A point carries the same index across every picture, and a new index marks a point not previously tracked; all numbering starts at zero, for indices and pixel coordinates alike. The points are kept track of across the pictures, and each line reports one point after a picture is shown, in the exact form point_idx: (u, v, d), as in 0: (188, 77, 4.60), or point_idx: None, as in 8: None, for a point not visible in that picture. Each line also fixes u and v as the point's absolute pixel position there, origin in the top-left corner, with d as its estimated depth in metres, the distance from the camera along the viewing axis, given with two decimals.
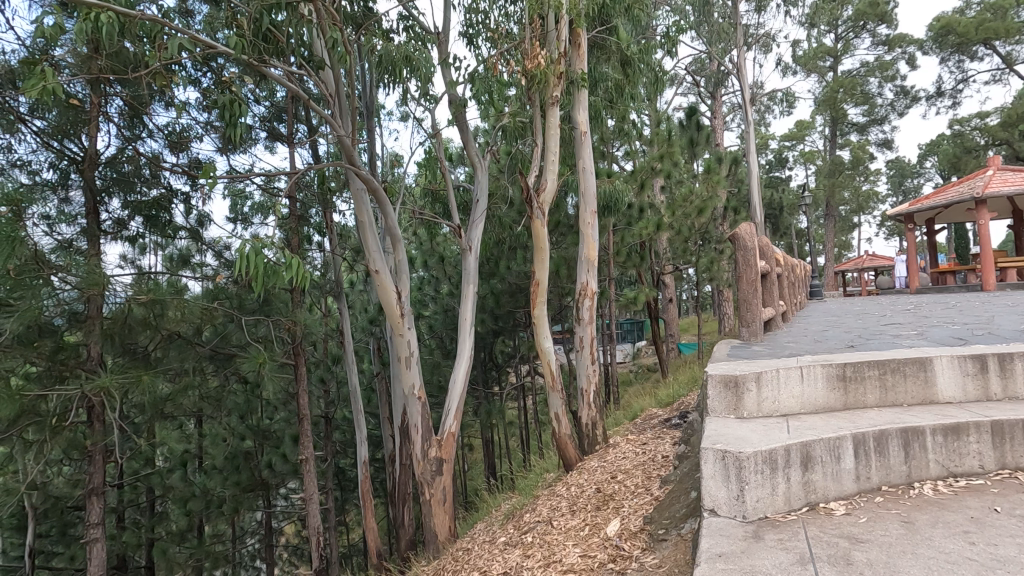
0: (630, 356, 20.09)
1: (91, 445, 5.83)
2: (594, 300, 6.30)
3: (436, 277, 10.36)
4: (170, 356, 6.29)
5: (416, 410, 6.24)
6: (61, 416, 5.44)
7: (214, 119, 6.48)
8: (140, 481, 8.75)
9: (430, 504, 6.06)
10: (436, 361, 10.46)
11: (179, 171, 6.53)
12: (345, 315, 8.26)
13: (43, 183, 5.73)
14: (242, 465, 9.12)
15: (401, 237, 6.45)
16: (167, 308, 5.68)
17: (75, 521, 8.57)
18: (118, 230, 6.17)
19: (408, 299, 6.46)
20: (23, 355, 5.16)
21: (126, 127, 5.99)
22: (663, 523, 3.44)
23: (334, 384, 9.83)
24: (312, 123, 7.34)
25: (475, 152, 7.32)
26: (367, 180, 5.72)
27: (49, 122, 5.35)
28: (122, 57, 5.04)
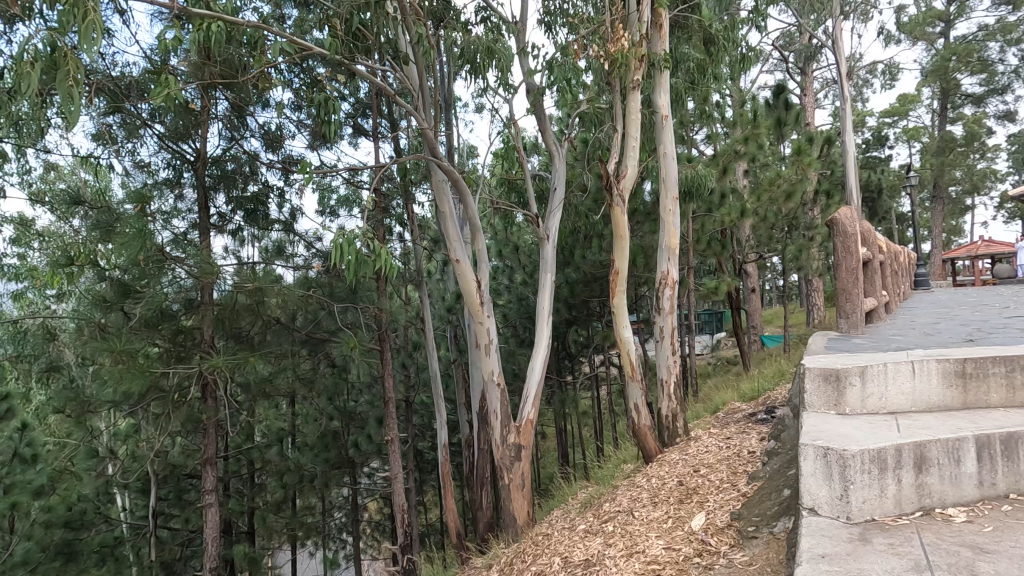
0: (709, 348, 19.41)
1: (205, 419, 6.43)
2: (675, 290, 6.13)
3: (511, 266, 10.47)
4: (270, 339, 6.73)
5: (496, 397, 6.34)
6: (182, 392, 6.06)
7: (306, 118, 6.86)
8: (242, 454, 9.53)
9: (509, 488, 6.18)
10: (511, 349, 10.58)
11: (275, 167, 6.97)
12: (426, 303, 8.52)
13: (161, 181, 6.32)
14: (331, 444, 9.71)
15: (481, 226, 6.53)
16: (268, 295, 6.13)
17: (189, 488, 9.49)
18: (223, 223, 6.70)
19: (488, 288, 6.54)
20: (148, 337, 5.78)
21: (231, 127, 6.48)
22: (753, 520, 3.31)
23: (414, 369, 10.21)
24: (396, 117, 7.63)
25: (553, 140, 7.28)
26: (449, 171, 5.86)
27: (168, 126, 5.88)
28: (231, 63, 5.45)
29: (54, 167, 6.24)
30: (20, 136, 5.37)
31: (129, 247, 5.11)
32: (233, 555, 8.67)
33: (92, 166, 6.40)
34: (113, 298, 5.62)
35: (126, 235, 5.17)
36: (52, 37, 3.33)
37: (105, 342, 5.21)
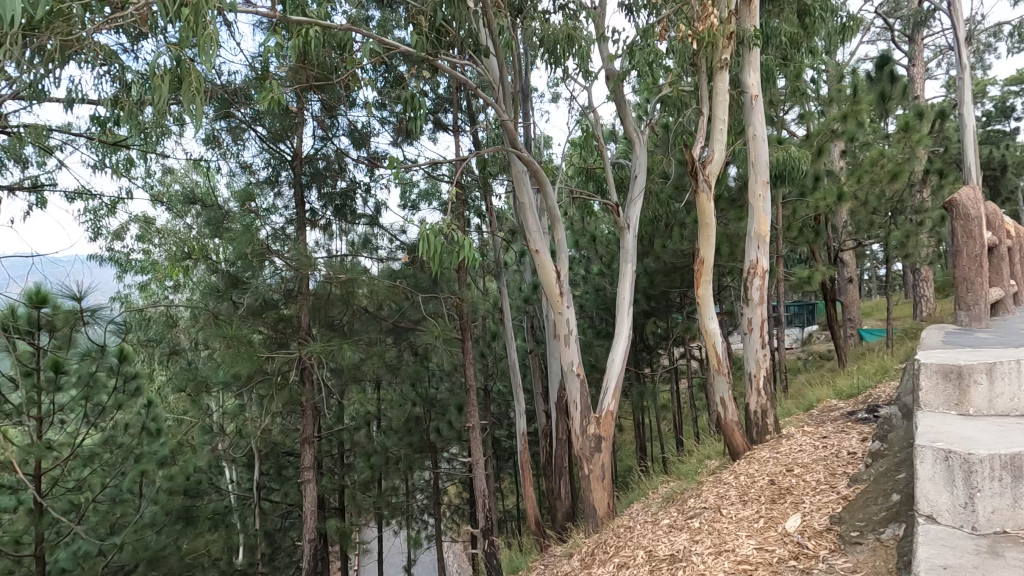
0: (799, 341, 18.27)
1: (303, 401, 6.90)
2: (765, 280, 5.81)
3: (588, 256, 10.36)
4: (360, 327, 7.10)
5: (576, 388, 6.31)
6: (283, 375, 6.54)
7: (390, 114, 7.11)
8: (334, 435, 10.15)
9: (589, 479, 6.16)
10: (589, 340, 10.49)
11: (362, 163, 7.30)
12: (504, 293, 8.62)
13: (261, 181, 6.82)
14: (414, 429, 10.10)
15: (561, 216, 6.51)
16: (360, 286, 6.46)
17: (288, 464, 10.24)
18: (316, 218, 7.12)
19: (568, 279, 6.51)
20: (254, 324, 6.28)
21: (323, 127, 6.86)
22: (857, 525, 3.10)
23: (492, 358, 10.39)
24: (475, 111, 7.76)
25: (633, 126, 7.10)
26: (528, 161, 5.88)
27: (268, 129, 6.32)
28: (325, 66, 5.77)
29: (172, 171, 6.90)
30: (145, 143, 5.99)
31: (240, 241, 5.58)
32: (326, 529, 9.27)
33: (202, 169, 7.00)
34: (224, 288, 6.21)
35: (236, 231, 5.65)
36: (177, 52, 3.67)
37: (218, 329, 5.73)
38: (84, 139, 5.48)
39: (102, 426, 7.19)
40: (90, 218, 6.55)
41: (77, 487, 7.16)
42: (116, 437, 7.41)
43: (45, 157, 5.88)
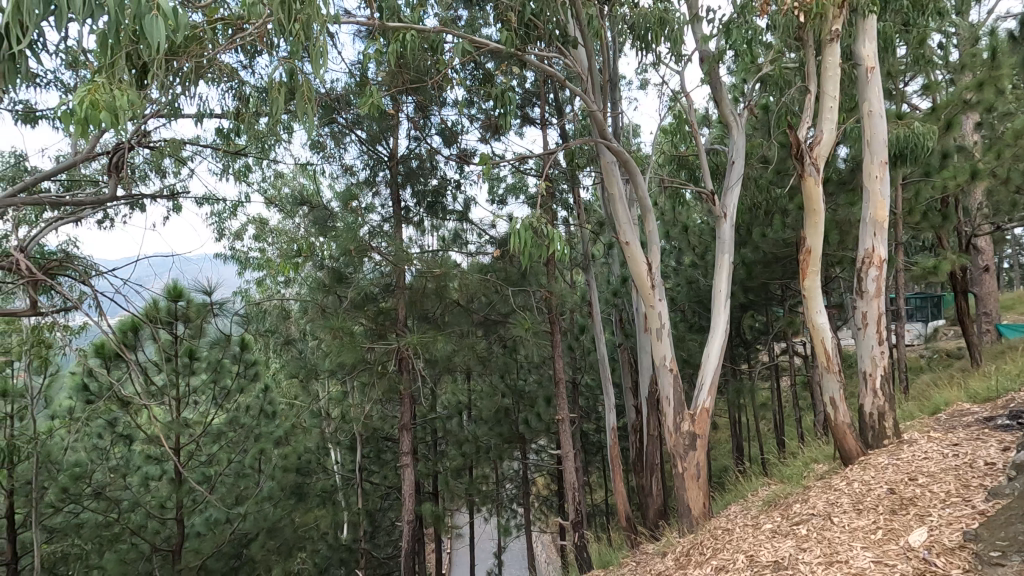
0: (922, 337, 16.49)
1: (401, 389, 7.26)
2: (883, 270, 5.31)
3: (680, 247, 9.99)
4: (453, 319, 7.34)
5: (669, 383, 6.13)
6: (383, 364, 6.93)
7: (479, 111, 7.26)
8: (428, 422, 10.60)
9: (682, 477, 5.98)
10: (681, 334, 10.13)
11: (452, 161, 7.52)
12: (593, 286, 8.52)
13: (360, 181, 7.23)
14: (503, 419, 10.30)
15: (652, 206, 6.32)
16: (452, 280, 6.68)
17: (386, 449, 10.84)
18: (411, 215, 7.43)
19: (660, 271, 6.31)
20: (356, 316, 6.70)
21: (417, 127, 7.14)
22: (998, 545, 2.77)
23: (580, 351, 10.33)
24: (562, 103, 7.70)
25: (730, 109, 6.74)
26: (618, 151, 5.77)
27: (367, 132, 6.69)
28: (419, 69, 6.00)
29: (283, 175, 7.49)
30: (261, 151, 6.56)
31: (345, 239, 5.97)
32: (422, 512, 9.71)
33: (308, 171, 7.53)
34: (331, 283, 6.69)
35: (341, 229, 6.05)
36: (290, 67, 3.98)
37: (326, 321, 6.17)
38: (211, 149, 6.11)
39: (229, 408, 8.00)
40: (215, 220, 7.28)
41: (209, 460, 8.04)
42: (240, 418, 8.23)
43: (179, 167, 6.61)
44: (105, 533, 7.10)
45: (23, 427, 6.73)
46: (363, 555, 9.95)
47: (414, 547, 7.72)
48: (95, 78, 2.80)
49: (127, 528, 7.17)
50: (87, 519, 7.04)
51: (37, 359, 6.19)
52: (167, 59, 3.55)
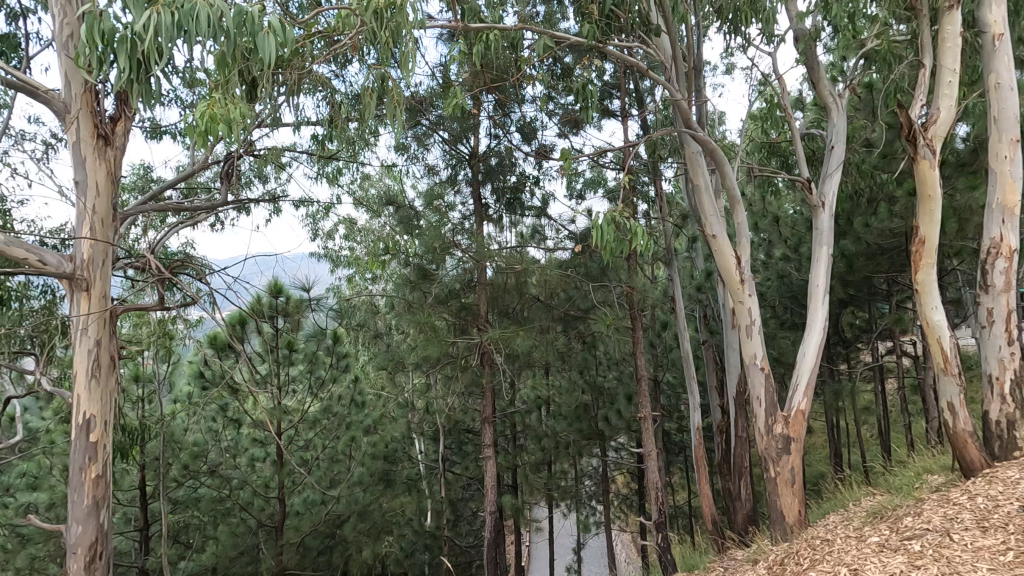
0: None
1: (483, 382, 7.42)
2: (1014, 261, 4.75)
3: (770, 239, 9.45)
4: (534, 314, 7.40)
5: (759, 382, 5.83)
6: (467, 358, 7.12)
7: (557, 106, 7.24)
8: (508, 416, 10.75)
9: (775, 482, 5.67)
10: (772, 331, 9.58)
11: (531, 157, 7.56)
12: (676, 281, 8.25)
13: (442, 180, 7.46)
14: (582, 416, 10.24)
15: (742, 197, 6.02)
16: (533, 275, 6.73)
17: (467, 440, 11.13)
18: (491, 212, 7.56)
19: (750, 265, 6.01)
20: (440, 311, 6.93)
21: (496, 125, 7.25)
22: None
23: (663, 348, 10.06)
24: (643, 94, 7.50)
25: (828, 90, 6.28)
26: (704, 140, 5.55)
27: (449, 132, 6.88)
28: (500, 67, 6.09)
29: (370, 177, 7.88)
30: (351, 155, 6.93)
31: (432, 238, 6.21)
32: (502, 503, 9.88)
33: (393, 172, 7.87)
34: (416, 279, 7.01)
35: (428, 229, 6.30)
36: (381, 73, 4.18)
37: (413, 316, 6.44)
38: (308, 155, 6.54)
39: (324, 397, 8.57)
40: (310, 221, 7.79)
41: (307, 445, 8.65)
42: (333, 406, 8.79)
43: (279, 172, 7.13)
44: (219, 508, 7.89)
45: (151, 409, 7.56)
46: (446, 542, 10.29)
47: (496, 537, 7.88)
48: (214, 94, 3.10)
49: (238, 504, 7.88)
50: (204, 494, 7.82)
51: (163, 349, 6.94)
52: (274, 73, 3.86)
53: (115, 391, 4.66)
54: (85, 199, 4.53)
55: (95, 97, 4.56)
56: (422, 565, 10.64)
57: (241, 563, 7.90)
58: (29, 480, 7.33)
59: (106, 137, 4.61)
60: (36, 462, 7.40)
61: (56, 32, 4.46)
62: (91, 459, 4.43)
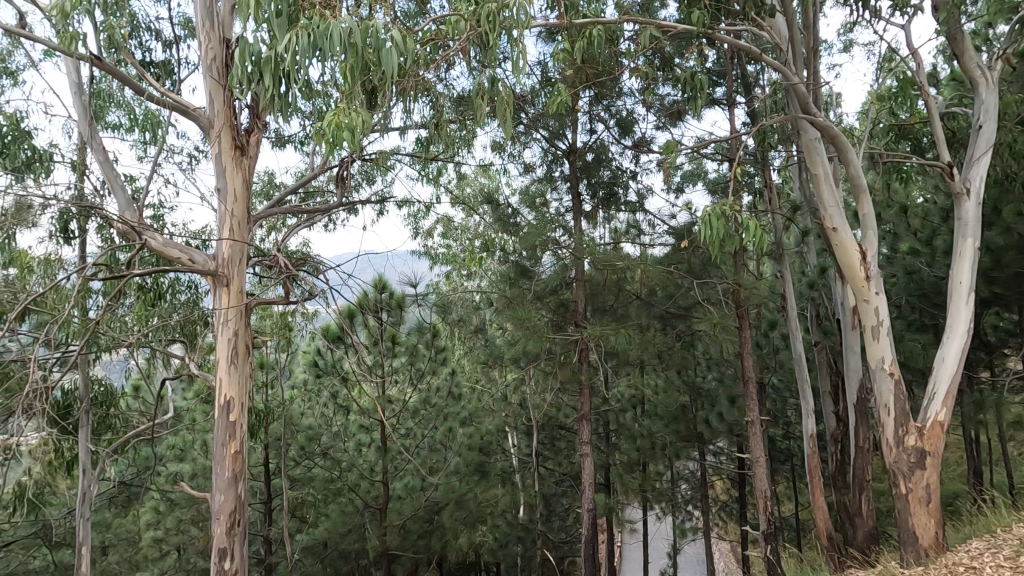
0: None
1: (581, 380, 7.40)
2: None
3: (895, 232, 8.58)
4: (634, 312, 7.24)
5: (887, 389, 5.31)
6: (566, 354, 7.14)
7: (657, 97, 7.02)
8: (602, 414, 10.64)
9: (906, 499, 5.15)
10: (898, 333, 8.69)
11: (627, 151, 7.39)
12: (787, 278, 7.70)
13: (539, 178, 7.51)
14: (680, 417, 9.87)
15: (868, 186, 5.52)
16: (635, 271, 6.57)
17: (559, 437, 11.14)
18: (588, 209, 7.50)
19: (876, 260, 5.50)
20: (539, 307, 6.99)
21: (593, 119, 7.17)
22: None
23: (769, 349, 9.46)
24: (751, 80, 7.08)
25: (975, 63, 5.59)
26: (825, 126, 5.15)
27: (547, 129, 6.92)
28: (600, 62, 6.04)
29: (467, 177, 8.10)
30: (452, 155, 7.18)
31: (533, 236, 6.30)
32: (597, 501, 9.80)
33: (489, 171, 8.03)
34: (515, 276, 7.16)
35: (529, 226, 6.39)
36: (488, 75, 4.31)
37: (514, 311, 6.55)
38: (413, 158, 6.87)
39: (423, 389, 8.97)
40: (412, 220, 8.16)
41: (407, 433, 9.10)
42: (432, 397, 9.21)
43: (385, 175, 7.54)
44: (331, 487, 8.52)
45: (274, 393, 8.31)
46: (540, 536, 10.37)
47: (593, 535, 7.82)
48: (339, 104, 3.37)
49: (347, 485, 8.46)
50: (317, 474, 8.53)
51: (285, 339, 7.61)
52: (392, 82, 4.11)
53: (249, 376, 5.17)
54: (224, 203, 5.06)
55: (233, 112, 5.08)
56: (515, 556, 10.80)
57: (349, 540, 8.50)
58: (177, 452, 8.36)
59: (241, 148, 5.13)
60: (181, 437, 8.39)
61: (202, 56, 5.03)
62: (231, 436, 4.96)
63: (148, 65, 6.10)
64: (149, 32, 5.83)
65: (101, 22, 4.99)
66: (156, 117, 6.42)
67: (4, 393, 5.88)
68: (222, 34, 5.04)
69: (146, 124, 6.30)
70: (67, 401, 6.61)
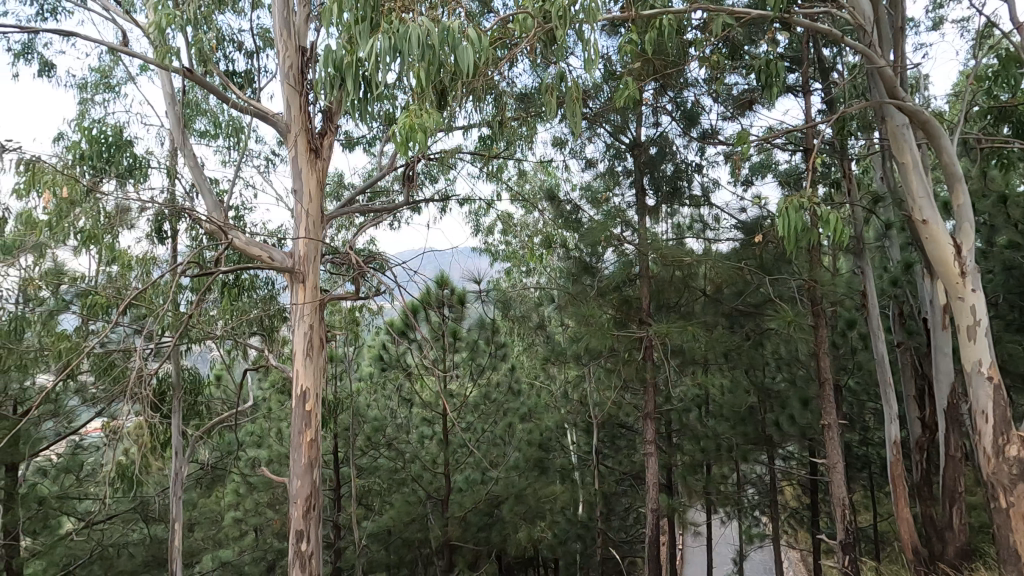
0: None
1: (645, 378, 7.27)
2: None
3: (993, 224, 7.88)
4: (702, 310, 7.02)
5: (986, 394, 4.90)
6: (631, 352, 7.02)
7: (726, 87, 6.76)
8: (664, 413, 10.40)
9: (1006, 515, 4.74)
10: (996, 333, 7.97)
11: (693, 144, 7.17)
12: (868, 274, 7.24)
13: (602, 173, 7.43)
14: (748, 419, 9.50)
15: (963, 174, 5.10)
16: (704, 267, 6.37)
17: (620, 435, 10.99)
18: (651, 203, 7.34)
19: (973, 254, 5.07)
20: (602, 304, 6.92)
21: (658, 111, 7.01)
22: None
23: (847, 349, 8.92)
24: (828, 64, 6.69)
25: None
26: (915, 110, 4.79)
27: (611, 122, 6.83)
28: (669, 52, 5.89)
29: (528, 173, 8.12)
30: (514, 152, 7.23)
31: (599, 231, 6.22)
32: (659, 502, 9.60)
33: (549, 168, 8.02)
34: (578, 273, 7.12)
35: (594, 222, 6.33)
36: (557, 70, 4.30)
37: (578, 308, 6.51)
38: (475, 155, 6.96)
39: (484, 383, 9.11)
40: (474, 217, 8.28)
41: (468, 427, 9.28)
42: (492, 393, 9.35)
43: (448, 173, 7.68)
44: (396, 477, 8.81)
45: (342, 385, 8.67)
46: (600, 534, 10.29)
47: (656, 536, 7.68)
48: (411, 106, 3.48)
49: (411, 475, 8.73)
50: (383, 464, 8.91)
51: (353, 333, 7.93)
52: (461, 84, 4.20)
53: (323, 368, 5.43)
54: (300, 204, 5.32)
55: (308, 116, 5.33)
56: (574, 553, 10.75)
57: (413, 528, 8.76)
58: (255, 438, 8.89)
59: (316, 150, 5.38)
60: (259, 425, 8.91)
61: (280, 64, 5.30)
62: (306, 425, 5.23)
63: (232, 75, 6.51)
64: (232, 44, 6.21)
65: (191, 37, 5.36)
66: (238, 123, 6.83)
67: (110, 380, 6.45)
68: (298, 42, 5.29)
69: (230, 131, 6.71)
70: (162, 388, 7.17)
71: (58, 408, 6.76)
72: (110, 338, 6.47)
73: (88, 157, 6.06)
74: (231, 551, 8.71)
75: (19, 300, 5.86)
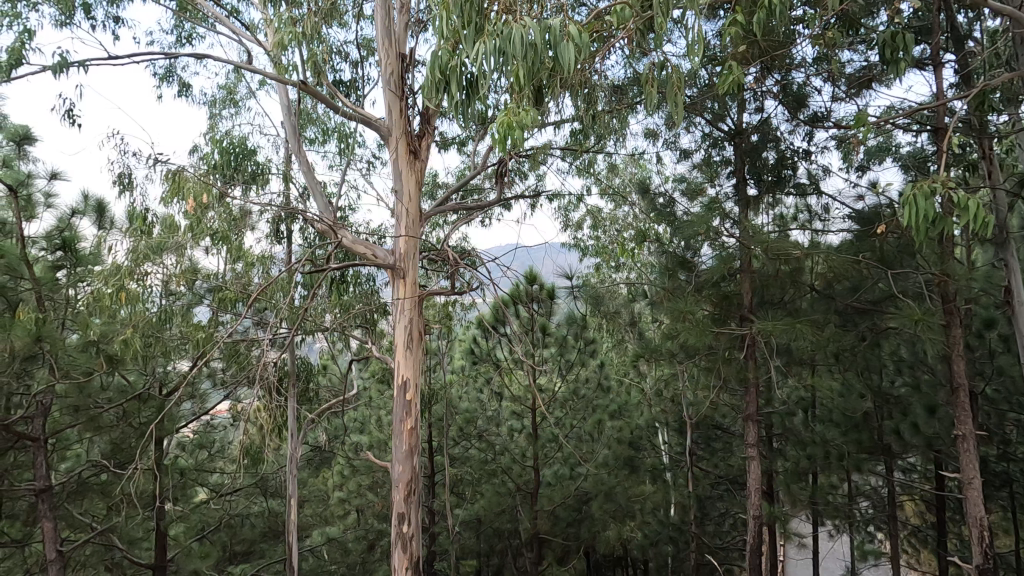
0: None
1: (747, 377, 6.91)
2: None
3: None
4: (811, 306, 6.55)
5: None
6: (731, 350, 6.69)
7: (839, 65, 6.24)
8: (764, 415, 9.82)
9: None
10: None
11: (799, 128, 6.69)
12: (1012, 266, 6.38)
13: (698, 163, 7.14)
14: (861, 425, 8.75)
15: None
16: (814, 261, 5.93)
17: (715, 437, 10.52)
18: (752, 194, 6.94)
19: None
20: (700, 300, 6.65)
21: (761, 96, 6.61)
22: None
23: (984, 352, 7.93)
24: (964, 33, 5.95)
25: None
26: None
27: (709, 110, 6.53)
28: (776, 32, 5.53)
29: (619, 166, 7.97)
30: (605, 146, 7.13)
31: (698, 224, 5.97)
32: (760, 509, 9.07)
33: (640, 160, 7.82)
34: (673, 268, 6.89)
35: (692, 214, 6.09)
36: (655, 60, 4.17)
37: (674, 303, 6.30)
38: (567, 150, 6.94)
39: (573, 379, 9.10)
40: (564, 212, 8.26)
41: (558, 422, 9.31)
42: (580, 389, 9.31)
43: (538, 169, 7.72)
44: (487, 467, 9.03)
45: (437, 376, 9.02)
46: (694, 538, 9.92)
47: (757, 544, 7.28)
48: (510, 105, 3.54)
49: (501, 467, 8.92)
50: (474, 454, 9.17)
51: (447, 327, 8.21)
52: (556, 82, 4.21)
53: (422, 359, 5.68)
54: (401, 203, 5.59)
55: (407, 119, 5.58)
56: (666, 555, 10.43)
57: (504, 519, 8.91)
58: (358, 424, 9.48)
59: (415, 152, 5.63)
60: (362, 411, 9.49)
61: (382, 71, 5.60)
62: (407, 412, 5.49)
63: (339, 84, 6.94)
64: (339, 55, 6.64)
65: (305, 52, 5.79)
66: (343, 129, 7.28)
67: (237, 366, 7.15)
68: (398, 49, 5.56)
69: (336, 137, 7.17)
70: (280, 374, 7.85)
71: (195, 390, 7.55)
72: (238, 328, 7.17)
73: (219, 167, 6.73)
74: (336, 528, 9.34)
75: (165, 294, 6.60)
